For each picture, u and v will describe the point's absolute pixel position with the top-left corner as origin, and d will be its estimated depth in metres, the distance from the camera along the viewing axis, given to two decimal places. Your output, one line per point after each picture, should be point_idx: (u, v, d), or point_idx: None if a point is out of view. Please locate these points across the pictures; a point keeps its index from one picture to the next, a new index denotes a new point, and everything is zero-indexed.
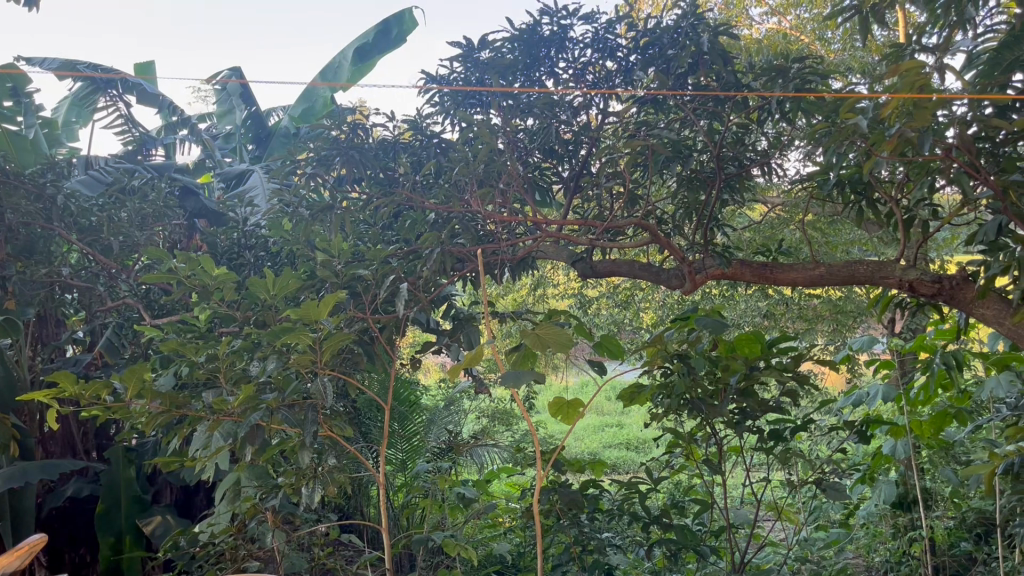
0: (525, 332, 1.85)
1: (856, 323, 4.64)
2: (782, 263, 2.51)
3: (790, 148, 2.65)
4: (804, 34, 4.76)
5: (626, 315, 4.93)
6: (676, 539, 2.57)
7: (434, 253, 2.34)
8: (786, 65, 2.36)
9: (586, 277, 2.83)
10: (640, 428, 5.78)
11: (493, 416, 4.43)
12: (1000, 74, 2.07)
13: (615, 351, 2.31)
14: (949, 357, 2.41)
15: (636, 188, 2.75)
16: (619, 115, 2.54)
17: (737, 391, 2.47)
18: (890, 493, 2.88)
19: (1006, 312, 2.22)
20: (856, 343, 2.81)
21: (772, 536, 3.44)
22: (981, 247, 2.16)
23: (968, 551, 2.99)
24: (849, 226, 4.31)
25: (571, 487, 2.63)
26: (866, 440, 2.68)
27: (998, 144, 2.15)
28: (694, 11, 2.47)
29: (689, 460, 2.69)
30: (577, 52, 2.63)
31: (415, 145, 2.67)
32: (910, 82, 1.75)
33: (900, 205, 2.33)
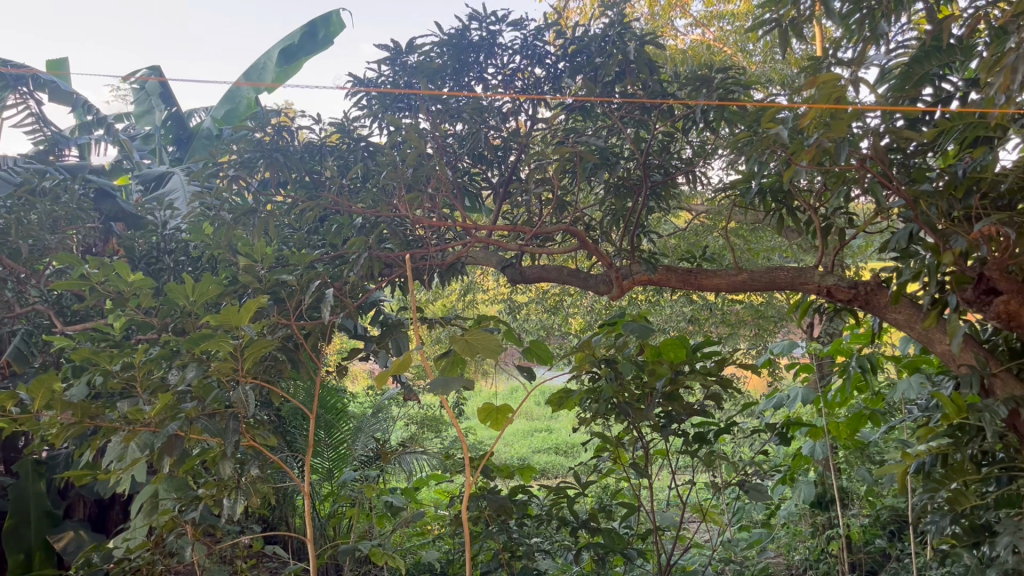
0: (454, 338, 1.84)
1: (777, 327, 4.81)
2: (706, 270, 2.57)
3: (713, 157, 2.71)
4: (727, 45, 4.89)
5: (555, 320, 4.96)
6: (603, 543, 2.59)
7: (360, 258, 2.31)
8: (709, 75, 2.44)
9: (516, 282, 2.85)
10: (568, 433, 5.81)
11: (422, 423, 4.40)
12: (910, 88, 2.21)
13: (544, 356, 2.33)
14: (863, 360, 2.51)
15: (565, 194, 2.77)
16: (548, 121, 2.58)
17: (663, 395, 2.51)
18: (809, 493, 2.96)
19: (917, 316, 2.29)
20: (777, 348, 2.88)
21: (696, 537, 3.50)
22: (894, 254, 2.26)
23: (881, 547, 3.10)
24: (770, 233, 4.46)
25: (499, 493, 2.63)
26: (786, 442, 2.76)
27: (909, 156, 2.26)
28: (622, 20, 2.51)
29: (616, 463, 2.72)
30: (506, 58, 2.63)
31: (342, 149, 2.63)
32: (827, 93, 1.81)
33: (819, 213, 2.41)
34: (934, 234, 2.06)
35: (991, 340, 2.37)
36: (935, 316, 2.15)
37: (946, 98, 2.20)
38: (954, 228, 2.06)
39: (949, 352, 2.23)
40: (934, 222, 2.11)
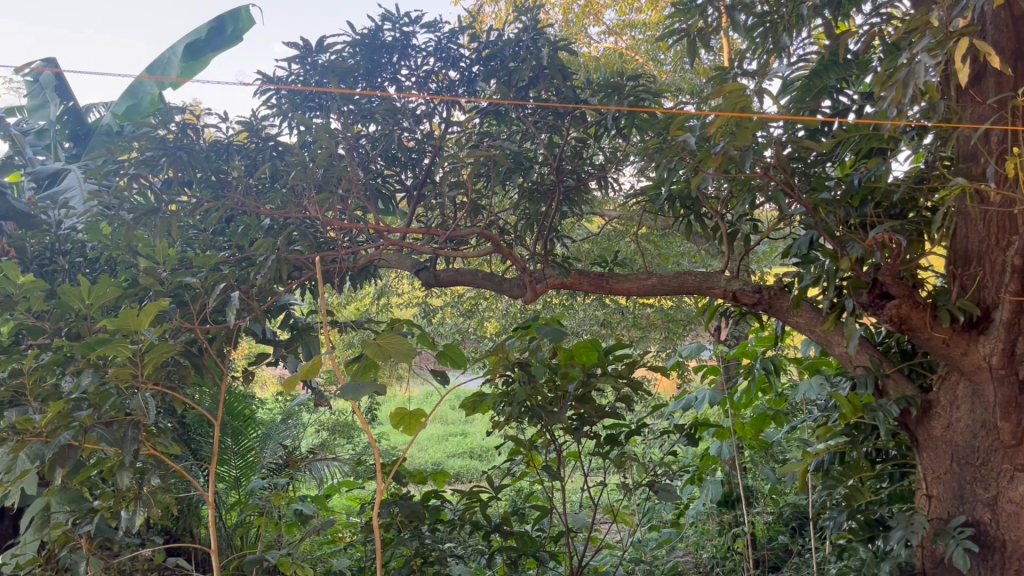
0: (366, 342, 1.81)
1: (685, 331, 4.96)
2: (618, 274, 2.59)
3: (625, 164, 2.77)
4: (638, 53, 5.00)
5: (470, 324, 4.95)
6: (515, 546, 2.60)
7: (268, 260, 2.26)
8: (620, 82, 2.49)
9: (430, 286, 2.83)
10: (482, 437, 5.79)
11: (333, 429, 4.31)
12: (810, 99, 2.33)
13: (458, 361, 2.33)
14: (767, 362, 2.60)
15: (479, 198, 2.77)
16: (462, 124, 2.56)
17: (574, 398, 2.53)
18: (716, 492, 3.04)
19: (817, 319, 2.38)
20: (686, 350, 2.95)
21: (608, 538, 3.53)
22: (795, 260, 2.36)
23: (784, 544, 3.20)
24: (679, 239, 4.58)
25: (412, 499, 2.60)
26: (694, 442, 2.82)
27: (809, 165, 2.36)
28: (536, 26, 2.52)
29: (529, 466, 2.72)
30: (419, 60, 2.61)
31: (250, 148, 2.56)
32: (733, 102, 1.85)
33: (725, 220, 2.48)
34: (832, 241, 2.12)
35: (885, 343, 2.50)
36: (833, 320, 2.23)
37: (843, 111, 2.32)
38: (851, 235, 2.14)
39: (846, 355, 2.32)
40: (833, 229, 2.19)
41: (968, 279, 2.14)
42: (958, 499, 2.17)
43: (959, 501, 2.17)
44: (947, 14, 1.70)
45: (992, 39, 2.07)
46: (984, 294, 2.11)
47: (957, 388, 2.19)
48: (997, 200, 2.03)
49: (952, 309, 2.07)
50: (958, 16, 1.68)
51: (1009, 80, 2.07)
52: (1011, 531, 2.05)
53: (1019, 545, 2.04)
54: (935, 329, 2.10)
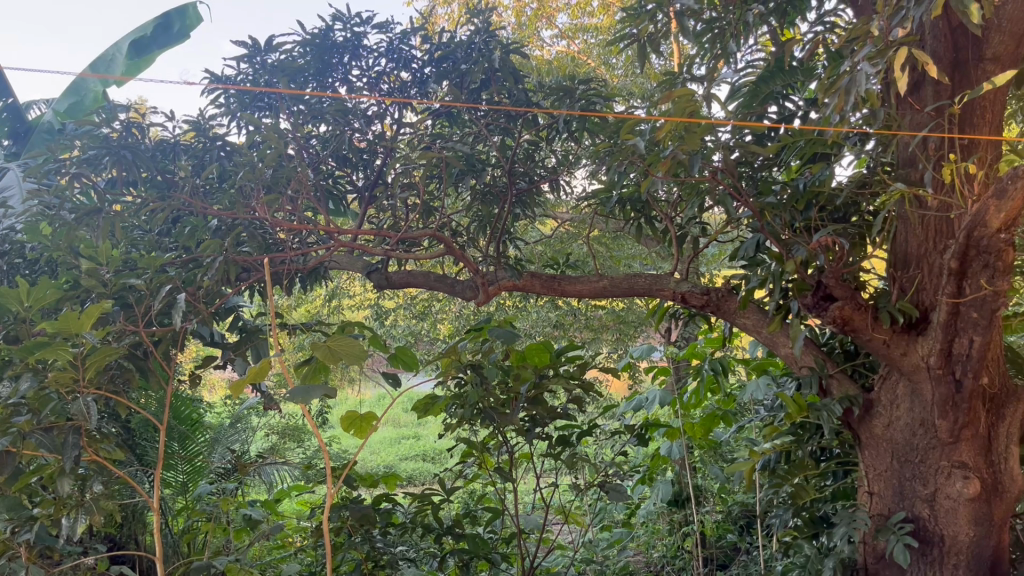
0: (317, 344, 1.78)
1: (636, 333, 5.01)
2: (569, 276, 2.61)
3: (576, 167, 2.79)
4: (591, 57, 5.04)
5: (423, 326, 4.93)
6: (467, 548, 2.60)
7: (215, 261, 2.22)
8: (572, 86, 2.52)
9: (382, 288, 2.80)
10: (435, 439, 5.76)
11: (283, 432, 4.26)
12: (756, 104, 2.38)
13: (410, 363, 2.33)
14: (715, 363, 2.65)
15: (431, 200, 2.76)
16: (414, 125, 2.55)
17: (527, 399, 2.54)
18: (667, 490, 3.05)
19: (763, 321, 2.42)
20: (636, 352, 2.98)
21: (560, 539, 3.54)
22: (742, 263, 2.40)
23: (732, 542, 3.25)
24: (631, 241, 4.63)
25: (363, 502, 2.58)
26: (644, 442, 2.86)
27: (756, 169, 2.42)
28: (488, 28, 2.53)
29: (482, 468, 2.72)
30: (371, 61, 2.60)
31: (197, 148, 2.52)
32: (682, 107, 1.88)
33: (674, 223, 2.52)
34: (777, 244, 2.17)
35: (829, 343, 2.56)
36: (778, 321, 2.28)
37: (788, 116, 2.37)
38: (795, 239, 2.19)
39: (791, 356, 2.37)
40: (778, 232, 2.24)
41: (907, 281, 2.20)
42: (898, 495, 2.23)
43: (898, 498, 2.23)
44: (887, 23, 1.75)
45: (929, 49, 2.14)
46: (922, 296, 2.17)
47: (897, 387, 2.24)
48: (934, 205, 2.09)
49: (892, 311, 2.13)
50: (896, 27, 1.73)
51: (946, 88, 2.13)
52: (949, 527, 2.11)
53: (957, 540, 2.11)
54: (876, 330, 2.12)
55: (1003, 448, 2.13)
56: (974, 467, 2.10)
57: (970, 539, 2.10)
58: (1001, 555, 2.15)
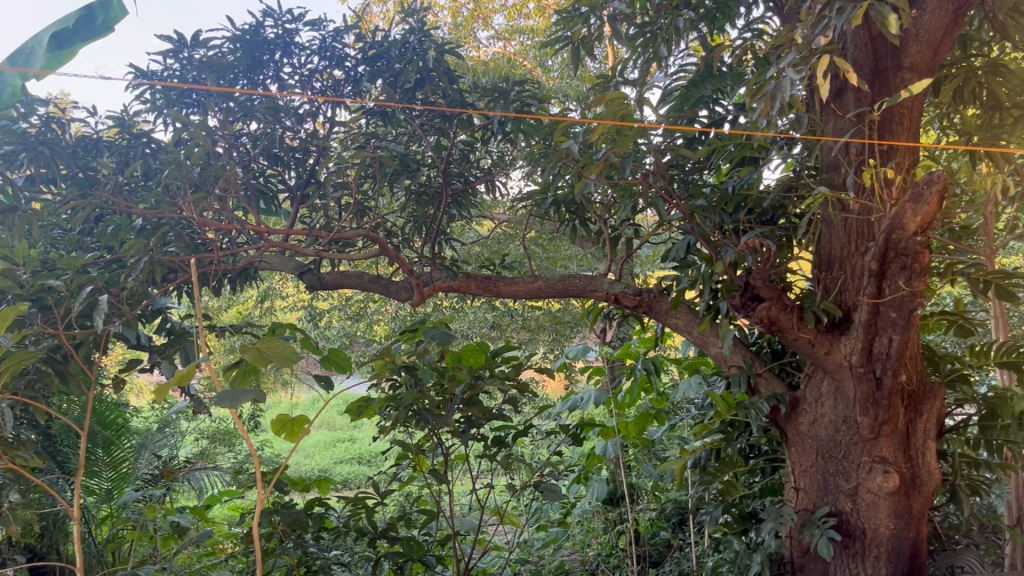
0: (245, 347, 1.75)
1: (573, 334, 5.04)
2: (505, 277, 2.61)
3: (512, 168, 2.80)
4: (527, 59, 5.06)
5: (358, 327, 4.88)
6: (402, 552, 2.58)
7: (140, 261, 2.15)
8: (506, 88, 2.54)
9: (314, 289, 2.76)
10: (371, 443, 5.69)
11: (213, 437, 4.15)
12: (687, 108, 2.45)
13: (343, 365, 2.31)
14: (648, 363, 2.69)
15: (365, 199, 2.73)
16: (347, 125, 2.53)
17: (462, 401, 2.53)
18: (601, 490, 3.10)
19: (694, 321, 2.46)
20: (572, 351, 3.00)
21: (497, 540, 3.54)
22: (675, 264, 2.44)
23: (666, 539, 3.29)
24: (567, 242, 4.67)
25: (294, 507, 2.53)
26: (578, 442, 2.88)
27: (687, 172, 2.47)
28: (422, 27, 2.52)
29: (416, 471, 2.70)
30: (303, 58, 2.56)
31: (120, 145, 2.42)
32: (614, 110, 1.90)
33: (608, 224, 2.55)
34: (707, 246, 2.20)
35: (758, 342, 2.62)
36: (708, 321, 2.32)
37: (718, 120, 2.42)
38: (725, 241, 2.24)
39: (721, 355, 2.42)
40: (708, 234, 2.27)
41: (831, 282, 2.26)
42: (822, 490, 2.29)
43: (823, 493, 2.29)
44: (811, 32, 1.80)
45: (851, 58, 2.21)
46: (844, 296, 2.24)
47: (821, 385, 2.31)
48: (856, 208, 2.16)
49: (816, 310, 2.18)
50: (819, 35, 1.79)
51: (867, 96, 2.20)
52: (870, 520, 2.18)
53: (878, 533, 2.18)
54: (801, 330, 2.17)
55: (920, 442, 2.21)
56: (894, 462, 2.17)
57: (890, 532, 2.17)
58: (919, 546, 2.23)
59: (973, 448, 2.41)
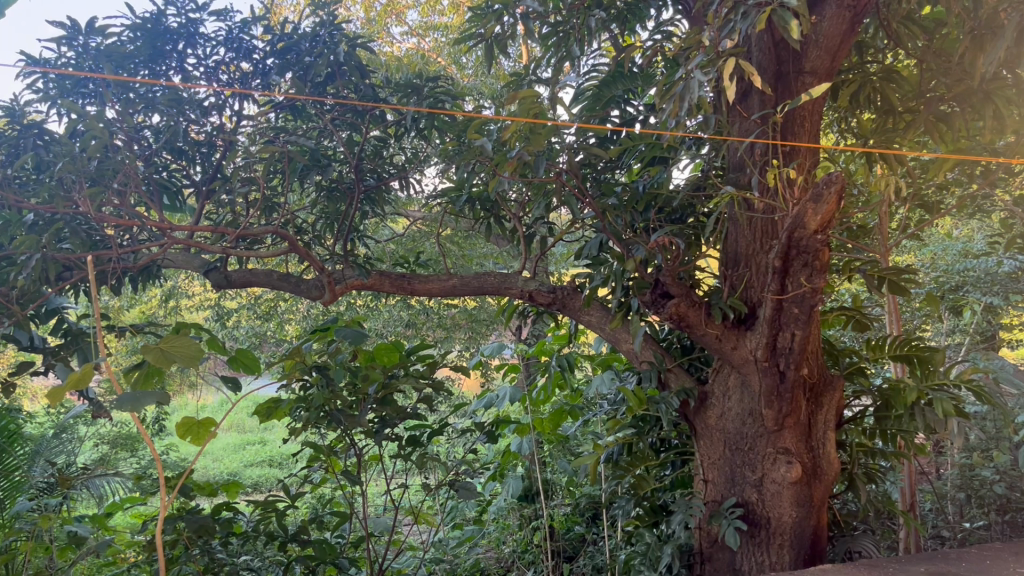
0: (147, 347, 1.67)
1: (488, 331, 5.05)
2: (419, 275, 2.59)
3: (426, 166, 2.78)
4: (441, 56, 5.04)
5: (268, 327, 4.76)
6: (313, 555, 2.52)
7: (31, 260, 2.04)
8: (419, 84, 2.53)
9: (221, 288, 2.66)
10: (282, 445, 5.56)
11: (114, 442, 3.99)
12: (599, 108, 2.49)
13: (252, 366, 2.24)
14: (562, 360, 2.71)
15: (274, 196, 2.67)
16: (255, 118, 2.46)
17: (375, 400, 2.49)
18: (517, 487, 3.10)
19: (607, 318, 2.49)
20: (487, 349, 3.00)
21: (412, 540, 3.51)
22: (588, 261, 2.47)
23: (580, 533, 3.32)
24: (483, 240, 4.68)
25: (200, 513, 2.45)
26: (493, 439, 2.88)
27: (599, 171, 2.50)
28: (333, 21, 2.48)
29: (329, 473, 2.64)
30: (208, 50, 2.48)
31: (9, 135, 2.24)
32: (526, 109, 1.90)
33: (522, 222, 2.56)
34: (620, 244, 2.23)
35: (668, 338, 2.69)
36: (620, 318, 2.36)
37: (629, 120, 2.46)
38: (635, 239, 2.28)
39: (632, 351, 2.47)
40: (620, 232, 2.30)
41: (737, 279, 2.33)
42: (729, 482, 2.36)
43: (730, 484, 2.35)
44: (717, 34, 1.84)
45: (756, 61, 2.28)
46: (749, 293, 2.31)
47: (728, 380, 2.37)
48: (761, 208, 2.23)
49: (723, 307, 2.24)
50: (726, 38, 1.83)
51: (771, 98, 2.26)
52: (774, 510, 2.25)
53: (782, 522, 2.25)
54: (709, 325, 2.22)
55: (821, 433, 2.28)
56: (796, 453, 2.24)
57: (793, 520, 2.25)
58: (820, 533, 2.31)
59: (870, 437, 2.50)
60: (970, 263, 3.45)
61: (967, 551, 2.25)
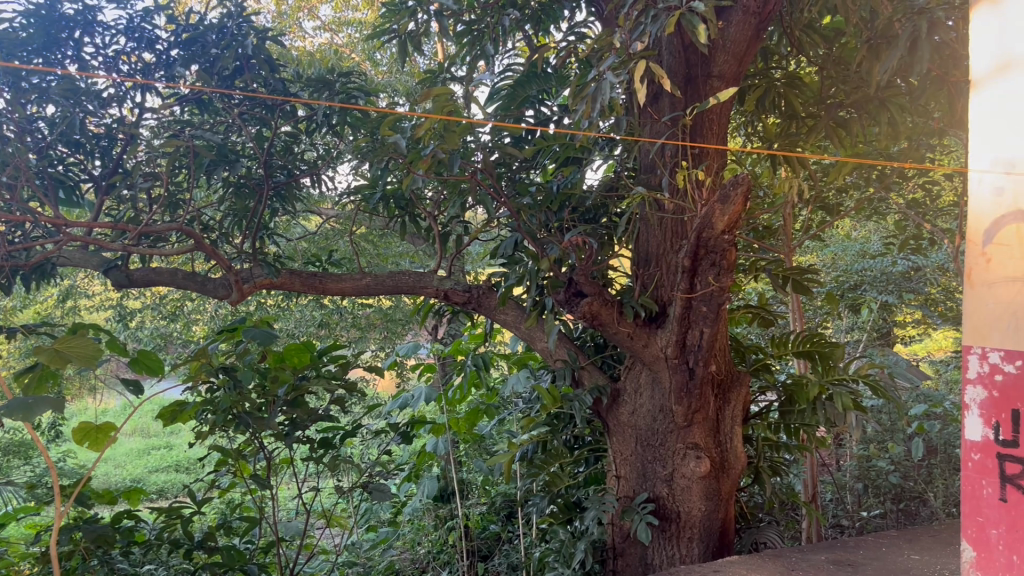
0: (40, 349, 1.59)
1: (404, 331, 5.00)
2: (331, 273, 2.54)
3: (339, 163, 2.74)
4: (355, 51, 4.97)
5: (174, 327, 4.60)
6: (221, 561, 2.45)
7: None
8: (331, 79, 2.50)
9: (121, 288, 2.51)
10: (190, 449, 5.37)
11: (6, 449, 3.78)
12: (514, 108, 2.49)
13: (155, 367, 2.16)
14: (478, 359, 2.71)
15: (179, 192, 2.58)
16: (158, 111, 2.36)
17: (285, 403, 2.43)
18: (432, 488, 3.07)
19: (521, 317, 2.51)
20: (402, 349, 2.96)
21: (325, 543, 3.43)
22: (503, 260, 2.47)
23: (495, 532, 3.31)
24: (398, 239, 4.64)
25: (99, 522, 2.34)
26: (408, 440, 2.85)
27: (514, 170, 2.51)
28: (241, 13, 2.42)
29: (237, 477, 2.56)
30: (107, 39, 2.36)
31: None
32: (440, 106, 1.88)
33: (437, 221, 2.54)
34: (534, 243, 2.24)
35: (581, 336, 2.72)
36: (535, 316, 2.37)
37: (544, 120, 2.47)
38: (550, 238, 2.29)
39: (547, 349, 2.50)
40: (535, 231, 2.32)
41: (648, 278, 2.38)
42: (641, 477, 2.39)
43: (642, 479, 2.39)
44: (629, 36, 1.87)
45: (666, 64, 2.33)
46: (661, 292, 2.35)
47: (640, 377, 2.41)
48: (671, 208, 2.28)
49: (634, 305, 2.27)
50: (636, 40, 1.85)
51: (679, 101, 2.31)
52: (684, 504, 2.30)
53: (692, 515, 2.31)
54: (621, 323, 2.24)
55: (728, 428, 2.34)
56: (705, 448, 2.30)
57: (702, 514, 2.31)
58: (727, 525, 2.37)
59: (775, 431, 2.59)
60: (867, 263, 3.63)
61: (865, 539, 2.34)
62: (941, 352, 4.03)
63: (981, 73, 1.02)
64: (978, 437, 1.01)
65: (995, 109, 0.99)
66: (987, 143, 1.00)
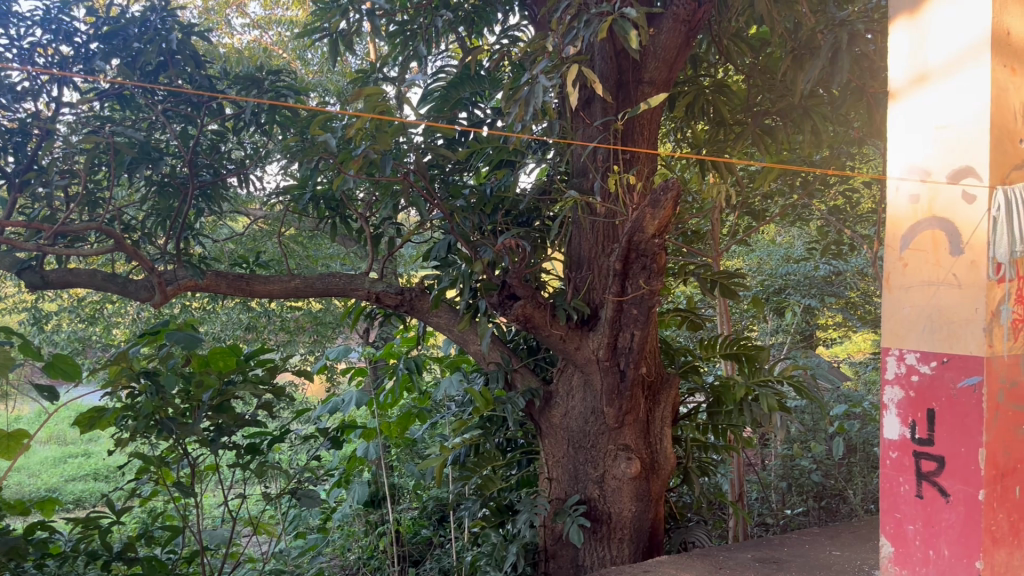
0: None
1: (334, 334, 4.93)
2: (259, 275, 2.48)
3: (268, 163, 2.68)
4: (285, 49, 4.88)
5: (92, 331, 4.42)
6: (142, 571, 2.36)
7: None
8: (259, 76, 2.46)
9: (34, 290, 2.37)
10: (109, 458, 5.17)
11: None
12: (447, 109, 2.48)
13: (71, 372, 2.07)
14: (410, 362, 2.69)
15: (98, 190, 2.48)
16: (76, 106, 2.27)
17: (210, 407, 2.36)
18: (362, 493, 3.03)
19: (454, 319, 2.50)
20: (333, 352, 2.92)
21: (251, 551, 3.35)
22: (435, 263, 2.46)
23: (427, 537, 3.28)
24: (328, 240, 4.57)
25: (10, 534, 2.22)
26: (338, 445, 2.80)
27: (447, 173, 2.50)
28: (165, 6, 2.35)
29: (159, 484, 2.47)
30: (22, 30, 2.26)
31: None
32: (373, 106, 1.85)
33: (369, 223, 2.50)
34: (467, 246, 2.23)
35: (514, 339, 2.72)
36: (468, 319, 2.36)
37: (477, 122, 2.47)
38: (482, 241, 2.28)
39: (480, 353, 2.49)
40: (468, 234, 2.31)
41: (580, 281, 2.40)
42: (573, 479, 2.41)
43: (574, 481, 2.40)
44: (562, 40, 1.88)
45: (599, 70, 2.34)
46: (593, 295, 2.37)
47: (572, 379, 2.43)
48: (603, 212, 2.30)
49: (567, 308, 2.29)
50: (570, 44, 1.87)
51: (611, 106, 2.35)
52: (615, 505, 2.33)
53: (622, 516, 2.33)
54: (553, 326, 2.26)
55: (658, 429, 2.38)
56: (636, 449, 2.33)
57: (632, 515, 2.34)
58: (657, 525, 2.41)
59: (703, 432, 2.64)
60: (790, 267, 3.73)
61: (789, 537, 2.40)
62: (859, 354, 4.17)
63: (900, 84, 1.15)
64: (895, 436, 1.15)
65: (907, 121, 1.13)
66: (900, 154, 1.14)
